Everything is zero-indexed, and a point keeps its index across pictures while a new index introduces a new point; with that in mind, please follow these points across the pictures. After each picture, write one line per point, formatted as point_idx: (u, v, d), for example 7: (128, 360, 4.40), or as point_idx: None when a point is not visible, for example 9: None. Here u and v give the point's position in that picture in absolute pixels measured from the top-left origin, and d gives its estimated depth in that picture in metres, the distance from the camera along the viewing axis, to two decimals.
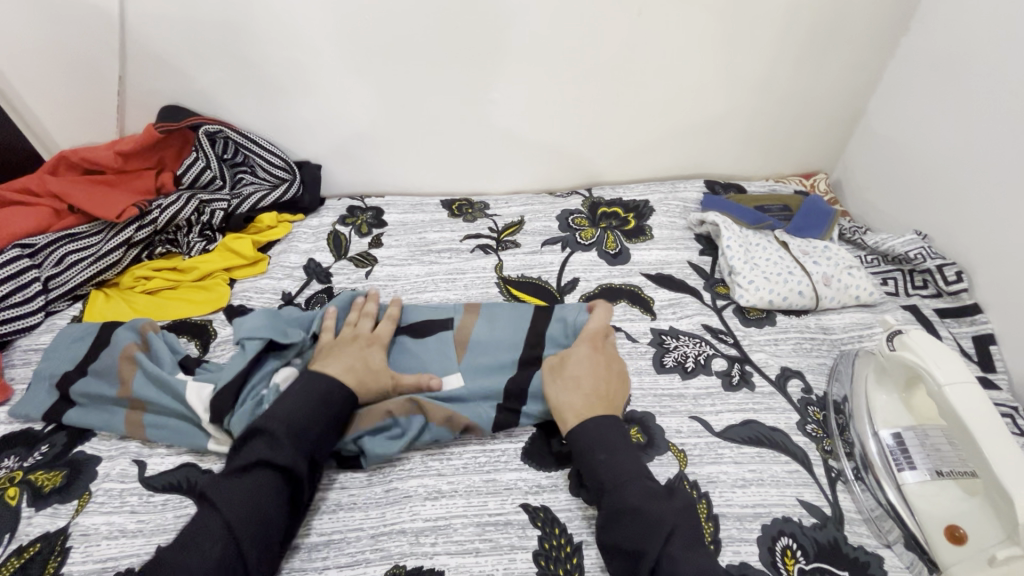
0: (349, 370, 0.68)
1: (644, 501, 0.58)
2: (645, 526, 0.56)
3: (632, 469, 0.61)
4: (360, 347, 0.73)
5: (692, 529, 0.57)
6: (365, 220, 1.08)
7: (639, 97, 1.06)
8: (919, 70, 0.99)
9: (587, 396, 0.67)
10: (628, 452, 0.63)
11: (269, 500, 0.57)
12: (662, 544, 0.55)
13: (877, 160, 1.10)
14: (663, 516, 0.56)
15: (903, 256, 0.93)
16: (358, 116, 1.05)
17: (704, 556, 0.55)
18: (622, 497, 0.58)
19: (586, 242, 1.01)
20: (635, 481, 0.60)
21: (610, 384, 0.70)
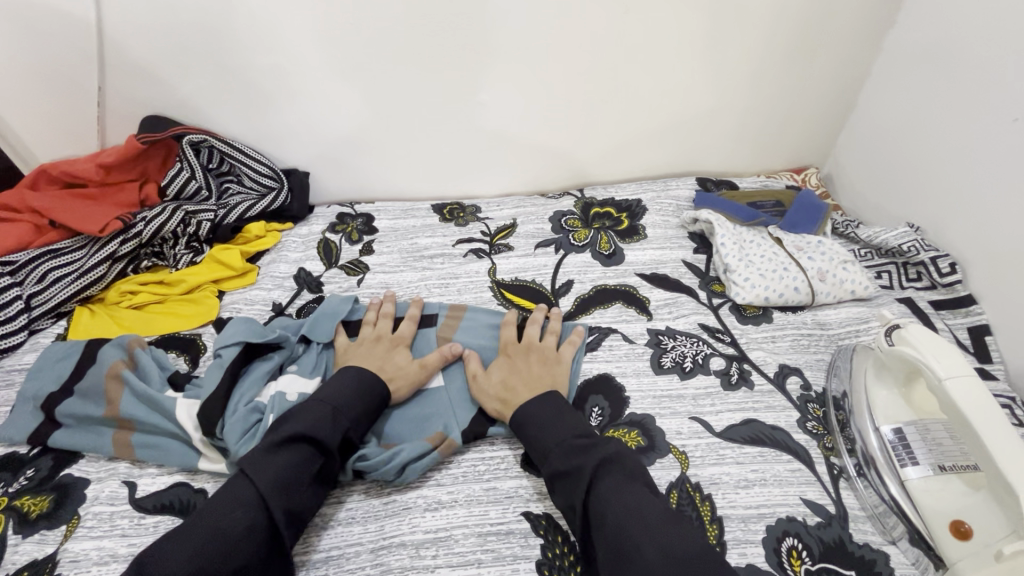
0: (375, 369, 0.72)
1: (566, 461, 0.60)
2: (572, 484, 0.58)
3: (555, 430, 0.63)
4: (385, 349, 0.76)
5: (621, 467, 0.59)
6: (355, 226, 1.07)
7: (628, 96, 1.05)
8: (906, 63, 1.00)
9: (514, 385, 0.71)
10: (551, 415, 0.65)
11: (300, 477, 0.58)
12: (587, 491, 0.58)
13: (866, 154, 1.10)
14: (583, 467, 0.59)
15: (897, 249, 0.93)
16: (345, 122, 1.04)
17: (634, 485, 0.58)
18: (548, 465, 0.61)
19: (579, 243, 1.00)
20: (555, 442, 0.62)
21: (537, 367, 0.73)
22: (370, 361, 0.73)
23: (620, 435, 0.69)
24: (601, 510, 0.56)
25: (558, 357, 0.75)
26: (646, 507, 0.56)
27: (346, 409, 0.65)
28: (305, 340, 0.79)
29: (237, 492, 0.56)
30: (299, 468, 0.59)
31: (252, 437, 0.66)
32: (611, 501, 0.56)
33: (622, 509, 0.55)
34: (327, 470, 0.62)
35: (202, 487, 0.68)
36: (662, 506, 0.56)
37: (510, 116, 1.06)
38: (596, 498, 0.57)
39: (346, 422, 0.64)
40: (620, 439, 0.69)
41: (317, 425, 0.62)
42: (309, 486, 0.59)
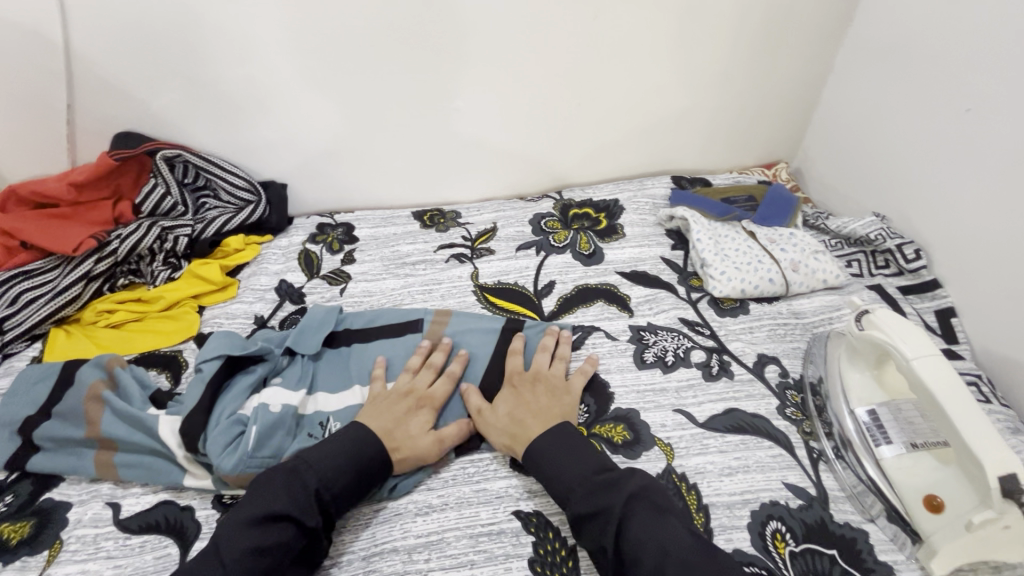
0: (383, 429, 0.67)
1: (591, 501, 0.58)
2: (600, 525, 0.57)
3: (572, 468, 0.62)
4: (407, 408, 0.70)
5: (650, 502, 0.58)
6: (336, 236, 1.07)
7: (601, 98, 1.07)
8: (866, 59, 1.04)
9: (524, 417, 0.69)
10: (563, 450, 0.63)
11: (277, 557, 0.55)
12: (617, 532, 0.56)
13: (832, 148, 1.14)
14: (611, 506, 0.57)
15: (865, 238, 0.96)
16: (322, 132, 1.04)
17: (664, 520, 0.56)
18: (571, 508, 0.59)
19: (559, 244, 1.02)
20: (578, 480, 0.60)
21: (547, 397, 0.71)
22: (381, 420, 0.68)
23: (607, 431, 0.71)
24: (635, 555, 0.54)
25: (569, 386, 0.74)
26: (682, 546, 0.54)
27: (332, 479, 0.61)
28: (290, 353, 0.79)
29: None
30: (272, 553, 0.55)
31: (233, 451, 0.65)
32: (645, 542, 0.54)
33: (659, 553, 0.53)
34: (309, 551, 0.58)
35: (188, 504, 0.67)
36: (695, 540, 0.55)
37: (486, 122, 1.07)
38: (628, 540, 0.55)
39: (330, 494, 0.60)
40: (607, 435, 0.70)
41: (300, 504, 0.58)
42: (284, 570, 0.55)
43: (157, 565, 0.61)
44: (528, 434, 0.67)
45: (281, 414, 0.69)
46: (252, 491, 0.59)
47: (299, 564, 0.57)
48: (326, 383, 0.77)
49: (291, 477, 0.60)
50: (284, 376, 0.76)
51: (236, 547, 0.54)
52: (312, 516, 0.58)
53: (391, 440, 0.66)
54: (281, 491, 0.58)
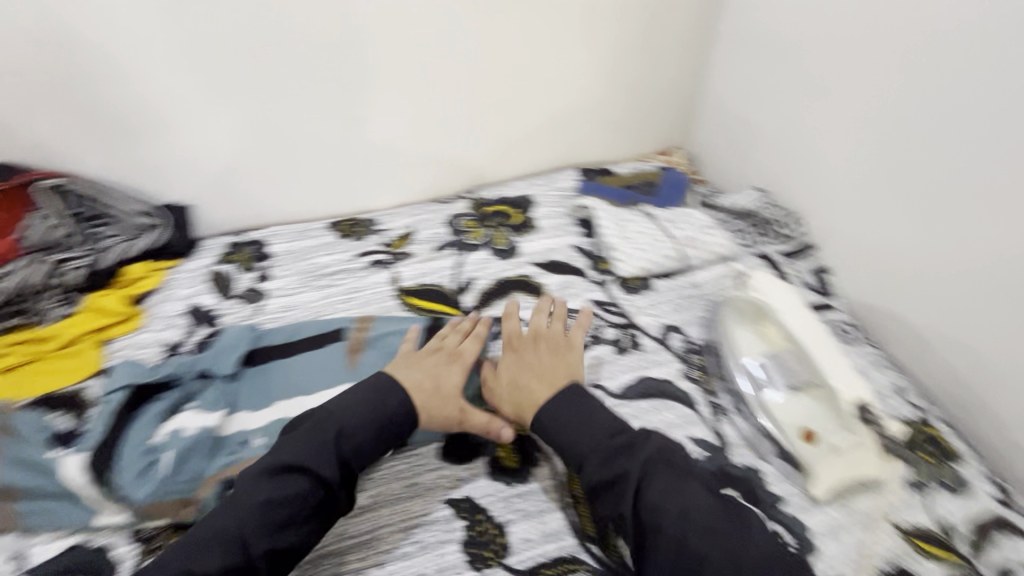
0: (417, 388, 0.69)
1: (606, 468, 0.59)
2: (617, 493, 0.58)
3: (587, 436, 0.62)
4: (440, 364, 0.74)
5: (669, 468, 0.59)
6: (248, 254, 1.04)
7: (503, 99, 1.12)
8: (737, 48, 1.15)
9: (531, 380, 0.71)
10: (580, 416, 0.65)
11: (288, 514, 0.56)
12: (635, 500, 0.57)
13: (719, 132, 1.25)
14: (628, 472, 0.58)
15: (749, 211, 1.07)
16: (224, 148, 1.01)
17: (682, 484, 0.58)
18: (588, 471, 0.60)
19: (475, 242, 1.05)
20: (591, 448, 0.61)
21: (557, 359, 0.74)
22: (421, 373, 0.71)
23: None
24: (655, 519, 0.55)
25: (568, 345, 0.77)
26: (707, 516, 0.55)
27: (351, 432, 0.62)
28: (203, 376, 0.77)
29: (199, 536, 0.54)
30: (286, 507, 0.56)
31: (146, 481, 0.65)
32: (667, 507, 0.55)
33: (686, 519, 0.55)
34: (327, 505, 0.58)
35: (102, 544, 0.64)
36: (716, 504, 0.57)
37: (394, 127, 1.08)
38: (647, 505, 0.56)
39: (347, 447, 0.61)
40: None
41: (316, 454, 0.59)
42: (301, 523, 0.56)
43: None
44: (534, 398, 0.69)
45: (197, 436, 0.68)
46: (281, 443, 0.61)
47: (315, 518, 0.57)
48: (249, 401, 0.76)
49: (303, 432, 0.61)
50: (200, 398, 0.74)
51: (252, 497, 0.56)
52: (325, 467, 0.59)
53: (421, 395, 0.68)
54: (306, 439, 0.60)
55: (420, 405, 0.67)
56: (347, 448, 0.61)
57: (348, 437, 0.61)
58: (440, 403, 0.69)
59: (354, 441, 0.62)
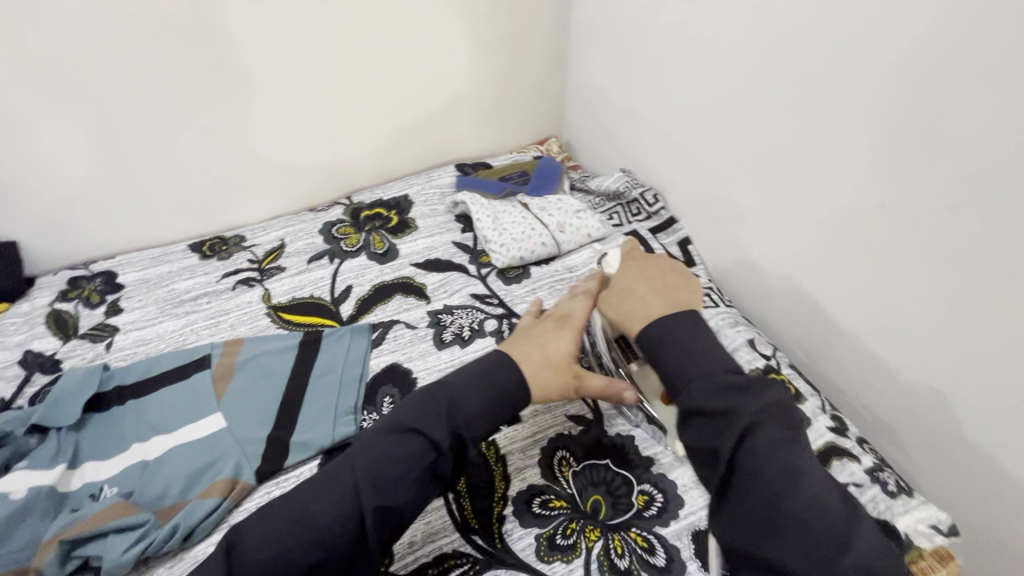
0: (527, 362, 0.62)
1: (712, 400, 0.55)
2: (714, 428, 0.54)
3: (703, 362, 0.57)
4: (551, 332, 0.66)
5: (783, 419, 0.54)
6: (94, 288, 0.94)
7: (362, 100, 1.08)
8: (585, 37, 1.18)
9: (634, 304, 0.65)
10: (690, 348, 0.58)
11: (392, 471, 0.52)
12: (736, 443, 0.53)
13: (584, 118, 1.28)
14: (736, 415, 0.53)
15: (617, 192, 1.11)
16: (45, 175, 0.92)
17: (792, 446, 0.53)
18: (691, 394, 0.56)
19: (352, 248, 1.02)
20: (701, 373, 0.57)
21: (640, 287, 0.67)
22: (534, 346, 0.64)
23: None
24: (750, 462, 0.52)
25: (664, 264, 0.70)
26: (806, 474, 0.52)
27: (461, 403, 0.57)
28: (38, 431, 0.69)
29: (273, 510, 0.52)
30: (399, 464, 0.53)
31: None
32: (769, 454, 0.52)
33: (786, 470, 0.51)
34: (440, 469, 0.55)
35: None
36: (814, 466, 0.53)
37: (243, 137, 1.02)
38: (749, 449, 0.52)
39: (457, 416, 0.56)
40: None
41: (427, 420, 0.55)
42: (411, 483, 0.53)
43: None
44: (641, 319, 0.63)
45: (27, 499, 0.61)
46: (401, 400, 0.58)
47: (435, 477, 0.54)
48: (97, 449, 0.69)
49: (422, 397, 0.58)
50: (34, 455, 0.67)
51: (371, 448, 0.54)
52: (438, 429, 0.55)
53: (531, 367, 0.61)
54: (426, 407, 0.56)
55: (529, 377, 0.60)
56: (453, 413, 0.56)
57: (456, 406, 0.56)
58: (555, 374, 0.61)
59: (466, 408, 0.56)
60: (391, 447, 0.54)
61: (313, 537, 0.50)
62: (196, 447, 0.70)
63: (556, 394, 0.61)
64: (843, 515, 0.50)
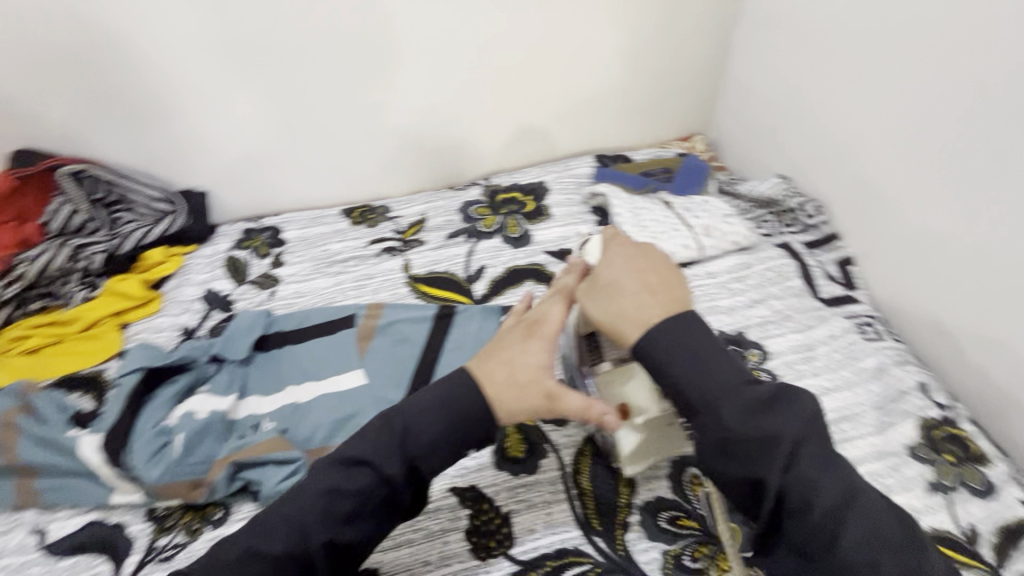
0: (489, 381, 0.55)
1: (750, 424, 0.48)
2: (755, 453, 0.47)
3: (722, 382, 0.50)
4: (518, 342, 0.58)
5: (817, 436, 0.48)
6: (263, 240, 1.05)
7: (516, 83, 1.10)
8: (758, 28, 1.09)
9: (619, 307, 0.56)
10: (712, 358, 0.51)
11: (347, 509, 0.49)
12: (784, 469, 0.46)
13: (739, 116, 1.20)
14: (781, 436, 0.47)
15: (772, 199, 1.01)
16: (233, 134, 1.02)
17: (832, 460, 0.48)
18: (714, 425, 0.48)
19: (488, 230, 1.04)
20: (724, 390, 0.49)
21: (631, 285, 0.58)
22: (495, 363, 0.56)
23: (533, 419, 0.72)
24: (802, 494, 0.46)
25: (653, 259, 0.62)
26: (856, 498, 0.47)
27: (416, 433, 0.52)
28: (217, 360, 0.78)
29: (266, 525, 0.51)
30: (347, 501, 0.50)
31: (158, 461, 0.65)
32: (816, 483, 0.46)
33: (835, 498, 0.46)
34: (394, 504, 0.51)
35: (119, 522, 0.66)
36: (857, 481, 0.48)
37: (404, 113, 1.07)
38: (795, 479, 0.46)
39: (413, 448, 0.51)
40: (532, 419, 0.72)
41: (382, 450, 0.51)
42: (363, 519, 0.50)
43: None
44: (642, 322, 0.54)
45: (208, 419, 0.69)
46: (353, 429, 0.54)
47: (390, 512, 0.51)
48: (260, 385, 0.77)
49: (380, 419, 0.53)
50: (212, 380, 0.75)
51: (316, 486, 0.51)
52: (390, 465, 0.51)
53: (495, 386, 0.54)
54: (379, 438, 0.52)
55: (494, 396, 0.54)
56: (411, 446, 0.51)
57: (410, 440, 0.51)
58: (520, 393, 0.54)
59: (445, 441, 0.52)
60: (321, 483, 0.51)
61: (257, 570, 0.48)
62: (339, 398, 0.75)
63: (523, 416, 0.54)
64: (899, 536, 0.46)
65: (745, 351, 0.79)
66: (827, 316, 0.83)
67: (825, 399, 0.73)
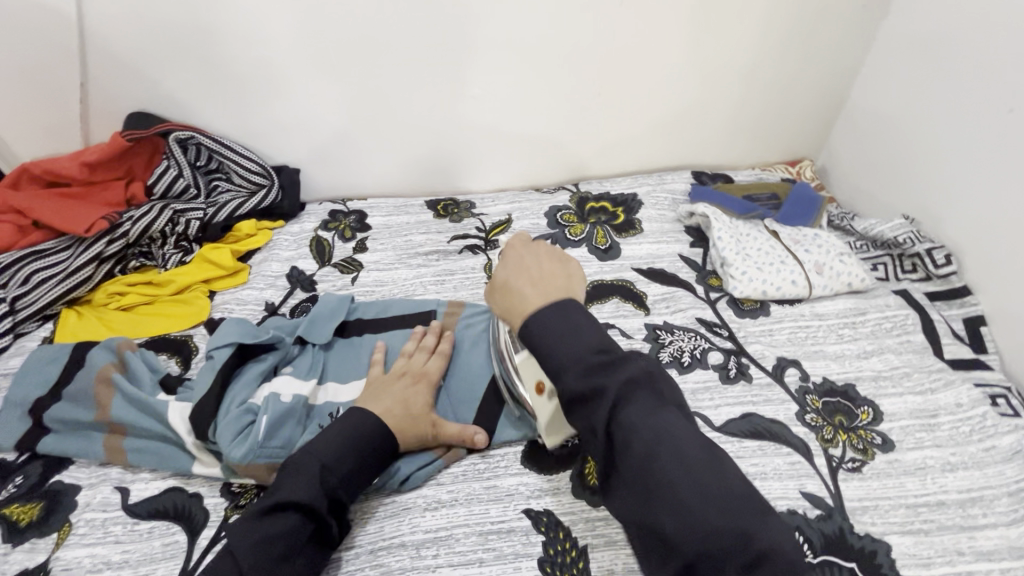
0: (390, 413, 0.65)
1: (584, 379, 0.48)
2: (592, 404, 0.48)
3: (570, 346, 0.50)
4: (405, 386, 0.69)
5: (648, 385, 0.49)
6: (348, 224, 1.05)
7: (622, 88, 1.04)
8: (900, 51, 1.00)
9: (519, 288, 0.56)
10: (568, 327, 0.51)
11: (274, 553, 0.53)
12: (609, 414, 0.47)
13: (859, 145, 1.12)
14: (604, 388, 0.47)
15: (892, 241, 0.93)
16: (333, 115, 1.01)
17: (664, 410, 0.47)
18: (563, 381, 0.49)
19: (575, 238, 1.00)
20: (570, 355, 0.50)
21: (520, 276, 0.58)
22: (389, 399, 0.67)
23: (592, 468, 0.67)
24: (624, 436, 0.46)
25: (540, 254, 0.62)
26: (685, 447, 0.46)
27: (335, 466, 0.59)
28: (300, 342, 0.77)
29: (228, 565, 0.52)
30: (290, 536, 0.54)
31: (244, 440, 0.64)
32: (637, 428, 0.46)
33: (663, 441, 0.45)
34: (322, 535, 0.57)
35: (197, 491, 0.66)
36: (691, 429, 0.48)
37: (502, 110, 1.04)
38: (620, 422, 0.46)
39: (333, 479, 0.58)
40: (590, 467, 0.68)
41: (300, 488, 0.56)
42: (304, 551, 0.55)
43: (165, 551, 0.60)
44: (523, 306, 0.55)
45: (293, 403, 0.67)
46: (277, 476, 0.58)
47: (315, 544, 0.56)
48: (340, 373, 0.75)
49: (293, 464, 0.58)
50: (295, 364, 0.74)
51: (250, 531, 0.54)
52: (316, 499, 0.56)
53: (392, 417, 0.65)
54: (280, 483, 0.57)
55: (393, 426, 0.64)
56: (332, 479, 0.58)
57: (330, 473, 0.58)
58: (410, 425, 0.66)
59: (335, 476, 0.59)
60: (265, 525, 0.54)
61: None
62: None
63: (415, 444, 0.67)
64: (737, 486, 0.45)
65: (855, 408, 0.72)
66: (953, 381, 0.75)
67: (948, 475, 0.65)
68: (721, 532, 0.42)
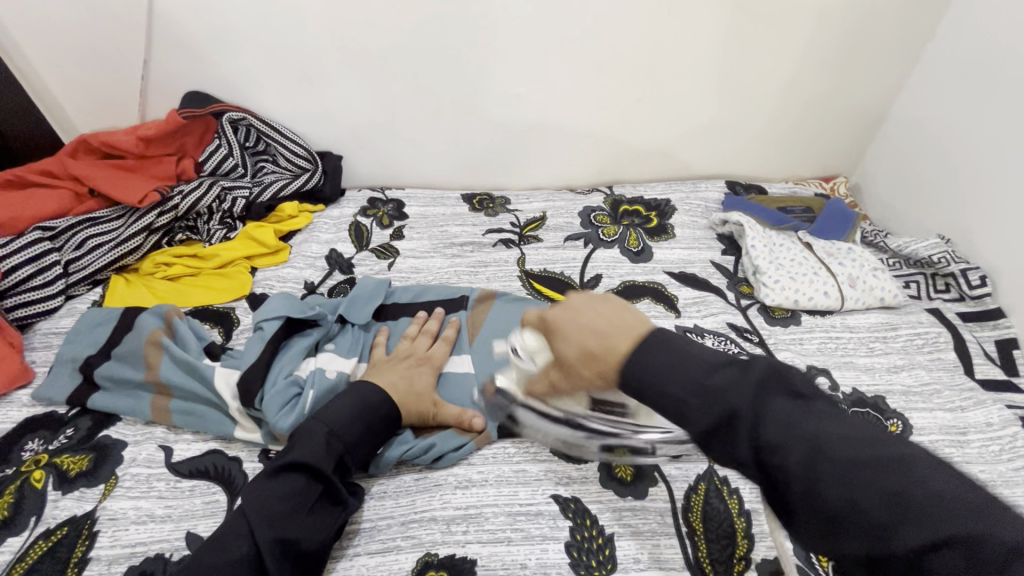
0: (393, 388, 0.68)
1: (708, 410, 0.44)
2: (724, 437, 0.44)
3: (680, 378, 0.46)
4: (410, 366, 0.72)
5: (784, 387, 0.45)
6: (386, 211, 1.08)
7: (663, 96, 1.06)
8: (943, 75, 1.00)
9: (594, 343, 0.51)
10: (676, 360, 0.47)
11: (283, 511, 0.54)
12: (753, 439, 0.43)
13: (895, 163, 1.12)
14: (735, 413, 0.43)
15: (927, 260, 0.94)
16: (379, 107, 1.04)
17: (806, 409, 0.43)
18: (688, 421, 0.45)
19: (609, 238, 1.01)
20: (685, 388, 0.45)
21: (585, 333, 0.52)
22: (393, 377, 0.69)
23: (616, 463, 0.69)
24: (783, 459, 0.41)
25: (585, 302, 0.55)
26: (810, 425, 0.42)
27: (342, 431, 0.61)
28: (341, 321, 0.80)
29: (235, 524, 0.53)
30: (295, 497, 0.55)
31: (290, 411, 0.66)
32: (789, 442, 0.42)
33: (821, 446, 0.41)
34: (329, 493, 0.58)
35: (236, 455, 0.69)
36: (843, 420, 0.43)
37: (544, 110, 1.06)
38: (768, 445, 0.42)
39: (341, 444, 0.60)
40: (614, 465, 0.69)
41: (305, 450, 0.58)
42: (311, 512, 0.56)
43: (206, 509, 0.62)
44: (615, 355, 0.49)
45: (337, 379, 0.70)
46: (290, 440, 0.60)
47: (324, 503, 0.58)
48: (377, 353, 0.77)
49: (302, 430, 0.60)
50: (337, 342, 0.77)
51: (260, 491, 0.55)
52: (322, 461, 0.58)
53: (397, 391, 0.67)
54: (291, 447, 0.59)
55: (398, 400, 0.67)
56: (339, 443, 0.60)
57: (336, 437, 0.60)
58: (412, 401, 0.68)
59: (341, 439, 0.60)
60: (274, 486, 0.56)
61: (220, 559, 0.51)
62: (445, 381, 0.75)
63: (416, 420, 0.69)
64: (923, 465, 0.39)
65: (886, 421, 0.72)
66: (984, 400, 0.76)
67: None
68: (882, 504, 0.38)
